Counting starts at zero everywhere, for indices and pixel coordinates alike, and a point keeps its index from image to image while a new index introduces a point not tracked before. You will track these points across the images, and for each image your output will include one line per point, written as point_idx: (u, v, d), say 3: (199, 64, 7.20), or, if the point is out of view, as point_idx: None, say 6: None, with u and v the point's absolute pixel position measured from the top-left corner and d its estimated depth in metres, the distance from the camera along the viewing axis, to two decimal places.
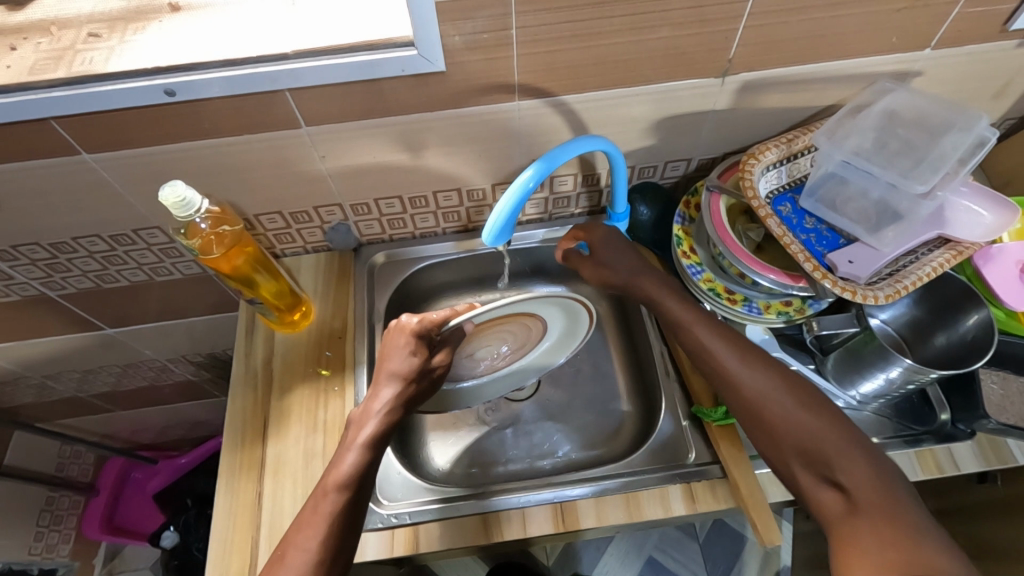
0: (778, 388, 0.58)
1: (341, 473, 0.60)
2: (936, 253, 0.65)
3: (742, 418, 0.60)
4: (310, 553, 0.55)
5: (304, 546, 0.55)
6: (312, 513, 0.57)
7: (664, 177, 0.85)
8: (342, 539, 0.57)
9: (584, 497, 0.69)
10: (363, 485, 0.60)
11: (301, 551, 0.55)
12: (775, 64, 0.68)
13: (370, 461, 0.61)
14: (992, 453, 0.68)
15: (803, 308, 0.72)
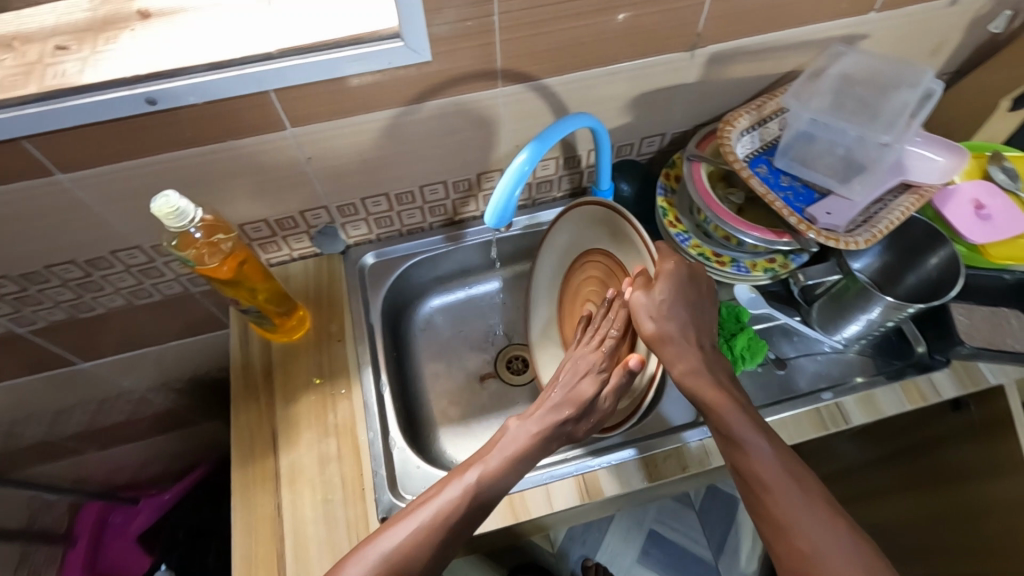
0: (787, 475, 0.56)
1: (469, 480, 0.59)
2: (902, 198, 0.71)
3: (746, 494, 0.59)
4: (408, 548, 0.55)
5: (435, 504, 0.58)
6: (418, 505, 0.58)
7: (640, 153, 0.88)
8: (465, 522, 0.58)
9: (604, 466, 0.71)
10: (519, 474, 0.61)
11: (419, 515, 0.57)
12: (739, 35, 0.72)
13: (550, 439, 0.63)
14: (966, 377, 0.74)
15: (786, 263, 0.76)
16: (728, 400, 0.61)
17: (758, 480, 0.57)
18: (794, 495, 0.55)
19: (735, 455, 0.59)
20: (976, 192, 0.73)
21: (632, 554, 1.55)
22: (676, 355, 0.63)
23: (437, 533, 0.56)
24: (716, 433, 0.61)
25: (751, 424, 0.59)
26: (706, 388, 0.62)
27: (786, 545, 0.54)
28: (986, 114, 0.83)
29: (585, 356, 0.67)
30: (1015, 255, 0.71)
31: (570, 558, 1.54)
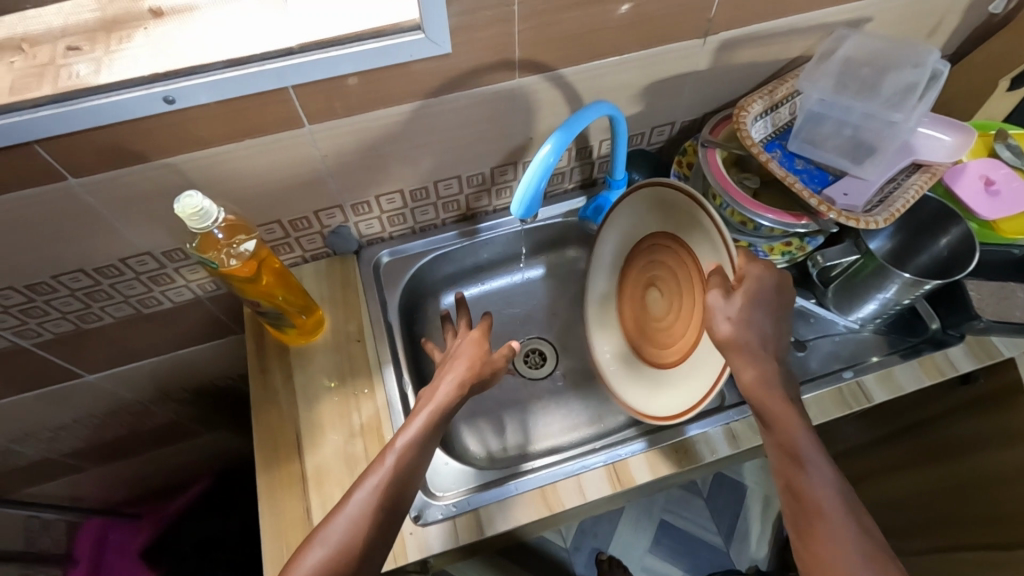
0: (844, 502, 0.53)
1: (405, 439, 0.61)
2: (914, 177, 0.72)
3: (787, 507, 0.56)
4: (353, 513, 0.56)
5: (358, 497, 0.57)
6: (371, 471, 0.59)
7: (650, 143, 0.89)
8: (382, 508, 0.57)
9: (633, 453, 0.71)
10: (417, 457, 0.61)
11: (353, 504, 0.56)
12: (749, 21, 0.73)
13: (441, 421, 0.64)
14: (981, 349, 0.76)
15: (803, 246, 0.77)
16: (796, 418, 0.57)
17: (808, 495, 0.54)
18: (847, 523, 0.52)
19: (792, 473, 0.56)
20: (983, 168, 0.74)
21: (644, 545, 1.55)
22: (747, 362, 0.59)
23: (357, 523, 0.55)
24: (777, 449, 0.57)
25: (816, 445, 0.56)
26: (774, 405, 0.58)
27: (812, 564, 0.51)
28: (985, 94, 0.85)
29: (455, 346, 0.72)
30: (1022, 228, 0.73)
31: (582, 552, 1.54)
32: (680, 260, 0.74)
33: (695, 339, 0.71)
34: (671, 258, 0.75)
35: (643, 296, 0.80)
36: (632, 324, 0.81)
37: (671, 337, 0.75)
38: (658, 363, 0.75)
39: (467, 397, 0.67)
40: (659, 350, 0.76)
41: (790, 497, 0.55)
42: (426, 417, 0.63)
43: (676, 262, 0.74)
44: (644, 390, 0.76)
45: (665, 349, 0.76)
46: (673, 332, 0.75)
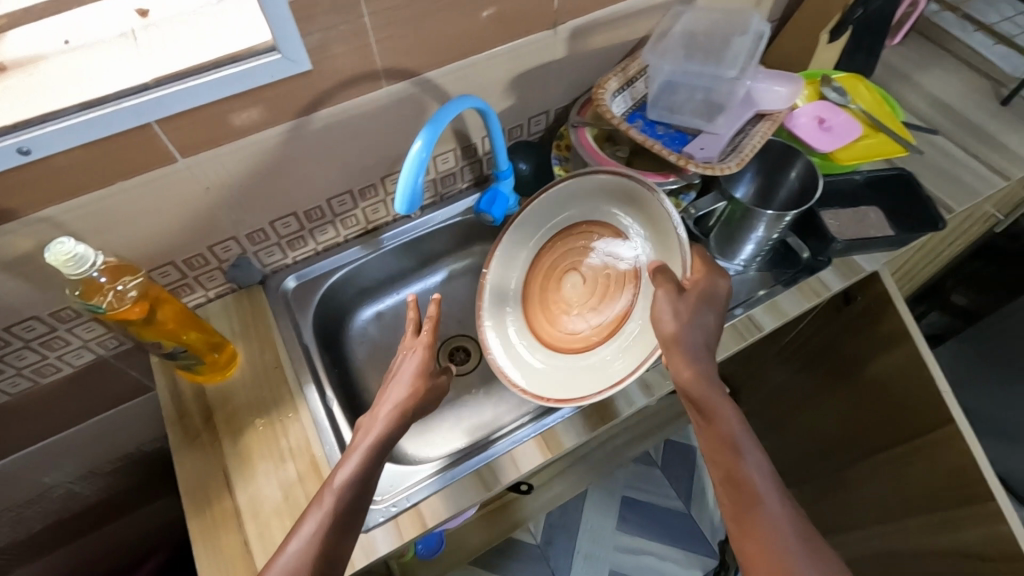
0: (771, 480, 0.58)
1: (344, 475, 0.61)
2: (758, 127, 0.80)
3: (724, 491, 0.59)
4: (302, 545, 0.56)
5: (295, 544, 0.56)
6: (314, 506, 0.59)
7: (531, 133, 0.94)
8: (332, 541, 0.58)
9: (560, 420, 0.74)
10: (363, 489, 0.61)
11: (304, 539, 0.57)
12: (591, 9, 0.80)
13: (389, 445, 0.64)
14: (847, 269, 0.85)
15: (678, 203, 0.83)
16: (730, 409, 0.63)
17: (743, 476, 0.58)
18: (779, 498, 0.57)
19: (732, 458, 0.60)
20: (816, 111, 0.84)
21: (612, 525, 1.59)
22: (684, 361, 0.64)
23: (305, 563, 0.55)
24: (712, 436, 0.62)
25: (747, 435, 0.61)
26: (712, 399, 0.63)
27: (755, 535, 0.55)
28: (812, 48, 0.97)
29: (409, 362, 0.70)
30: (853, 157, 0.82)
31: (554, 545, 1.56)
32: (619, 263, 0.74)
33: (607, 334, 0.74)
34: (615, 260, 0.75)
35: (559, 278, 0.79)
36: (540, 302, 0.81)
37: (587, 328, 0.76)
38: (562, 343, 0.76)
39: (412, 420, 0.67)
40: (566, 333, 0.77)
41: (727, 482, 0.59)
42: (374, 440, 0.63)
43: (614, 262, 0.75)
44: (551, 366, 0.77)
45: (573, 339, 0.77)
46: (585, 319, 0.76)
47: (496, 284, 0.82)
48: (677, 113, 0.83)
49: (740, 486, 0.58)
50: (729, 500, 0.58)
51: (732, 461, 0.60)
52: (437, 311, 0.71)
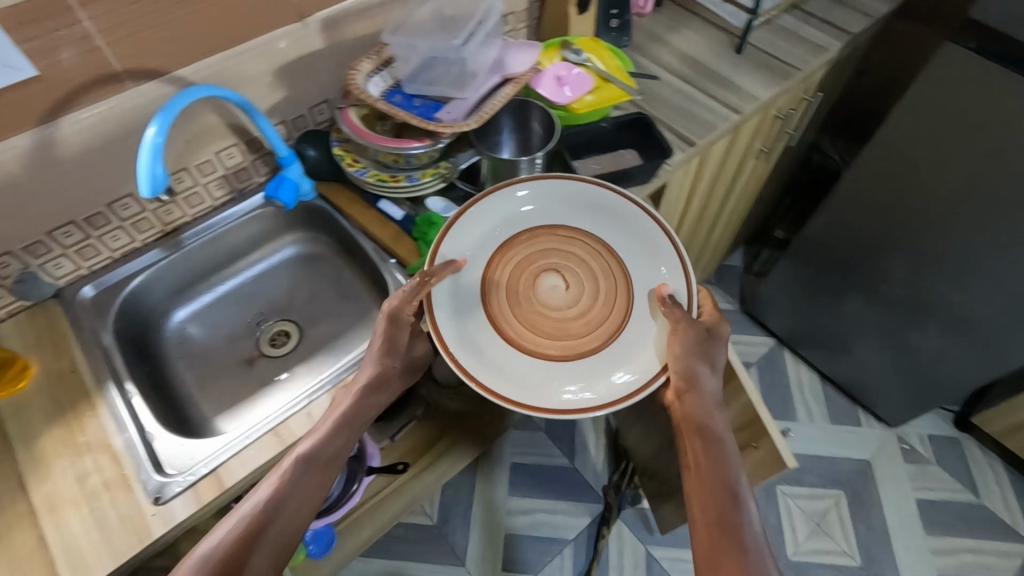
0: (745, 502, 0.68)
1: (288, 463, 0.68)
2: (502, 89, 0.91)
3: (695, 495, 0.69)
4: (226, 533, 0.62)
5: (221, 531, 0.62)
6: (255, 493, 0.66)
7: (317, 122, 1.00)
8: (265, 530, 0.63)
9: (351, 372, 0.81)
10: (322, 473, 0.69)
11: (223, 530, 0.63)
12: (334, 0, 0.88)
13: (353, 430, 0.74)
14: (606, 204, 0.99)
15: (446, 166, 0.93)
16: (720, 435, 0.73)
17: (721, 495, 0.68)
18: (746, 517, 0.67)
19: (716, 473, 0.70)
20: (556, 70, 0.96)
21: (504, 492, 1.67)
22: (686, 377, 0.75)
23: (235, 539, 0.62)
24: (697, 451, 0.72)
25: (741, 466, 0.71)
26: (717, 433, 0.73)
27: (711, 528, 0.65)
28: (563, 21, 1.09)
29: (402, 304, 0.78)
30: (590, 111, 0.95)
31: (450, 521, 1.62)
32: (610, 274, 0.84)
33: (587, 347, 0.80)
34: (602, 272, 0.84)
35: (537, 278, 0.83)
36: (506, 289, 0.83)
37: (567, 328, 0.81)
38: (540, 350, 0.80)
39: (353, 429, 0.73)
40: (543, 340, 0.81)
41: (701, 493, 0.69)
42: (333, 421, 0.72)
43: (603, 272, 0.84)
44: (522, 362, 0.80)
45: (547, 338, 0.81)
46: (573, 327, 0.81)
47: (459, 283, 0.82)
48: (432, 83, 0.92)
49: (713, 500, 0.68)
50: (698, 502, 0.68)
51: (711, 476, 0.70)
52: (444, 270, 0.79)
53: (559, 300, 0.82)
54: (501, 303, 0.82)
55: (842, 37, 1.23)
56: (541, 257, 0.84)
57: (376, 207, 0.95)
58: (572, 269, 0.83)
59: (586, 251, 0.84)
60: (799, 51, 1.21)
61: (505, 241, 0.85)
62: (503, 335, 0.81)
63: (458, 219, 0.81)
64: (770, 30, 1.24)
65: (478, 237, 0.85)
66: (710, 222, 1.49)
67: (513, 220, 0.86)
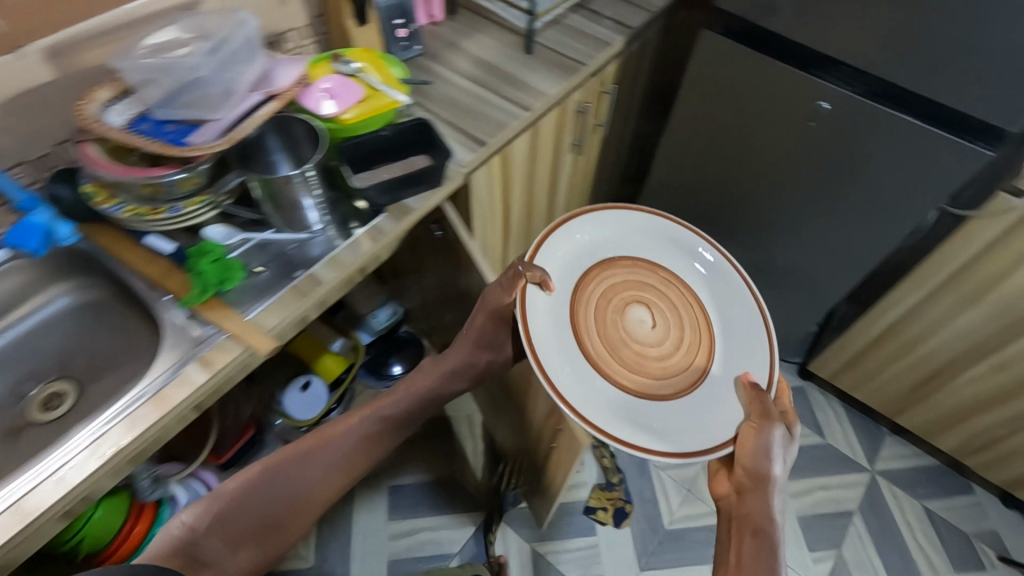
0: (776, 532, 0.79)
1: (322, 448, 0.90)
2: (260, 108, 0.89)
3: (732, 523, 0.83)
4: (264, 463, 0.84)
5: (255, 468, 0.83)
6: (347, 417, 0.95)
7: (70, 159, 0.92)
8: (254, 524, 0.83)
9: (112, 426, 0.76)
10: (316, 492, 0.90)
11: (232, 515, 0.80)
12: (55, 27, 0.83)
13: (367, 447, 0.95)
14: (399, 212, 0.98)
15: (209, 193, 0.88)
16: (768, 490, 0.84)
17: (756, 521, 0.80)
18: (776, 540, 0.78)
19: (749, 501, 0.83)
20: (324, 83, 0.94)
21: (383, 518, 1.62)
22: (752, 430, 0.87)
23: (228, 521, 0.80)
24: (742, 487, 0.85)
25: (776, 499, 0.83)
26: (765, 515, 0.81)
27: (742, 549, 0.78)
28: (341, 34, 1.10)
29: (497, 290, 0.97)
30: (365, 120, 0.93)
31: (327, 559, 1.55)
32: (696, 328, 1.02)
33: (668, 394, 0.96)
34: (684, 313, 1.03)
35: (627, 308, 1.02)
36: (597, 303, 1.01)
37: (648, 365, 0.98)
38: (620, 376, 0.96)
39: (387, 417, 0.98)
40: (623, 370, 0.97)
41: (741, 520, 0.82)
42: (438, 369, 1.02)
43: (689, 325, 1.02)
44: (601, 381, 0.95)
45: (624, 366, 0.98)
46: (665, 366, 0.98)
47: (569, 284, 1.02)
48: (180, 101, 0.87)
49: (749, 522, 0.81)
50: (740, 529, 0.81)
51: (751, 512, 0.82)
52: (542, 279, 0.97)
53: (657, 330, 1.00)
54: (587, 316, 1.00)
55: (624, 31, 1.31)
56: (624, 288, 1.02)
57: (145, 242, 0.89)
58: (674, 293, 1.04)
59: (678, 299, 1.04)
60: (586, 46, 1.27)
61: (604, 262, 1.05)
62: (595, 336, 0.99)
63: (561, 231, 1.04)
64: (559, 30, 1.30)
65: (605, 245, 1.07)
66: (544, 217, 1.53)
67: (593, 245, 1.06)
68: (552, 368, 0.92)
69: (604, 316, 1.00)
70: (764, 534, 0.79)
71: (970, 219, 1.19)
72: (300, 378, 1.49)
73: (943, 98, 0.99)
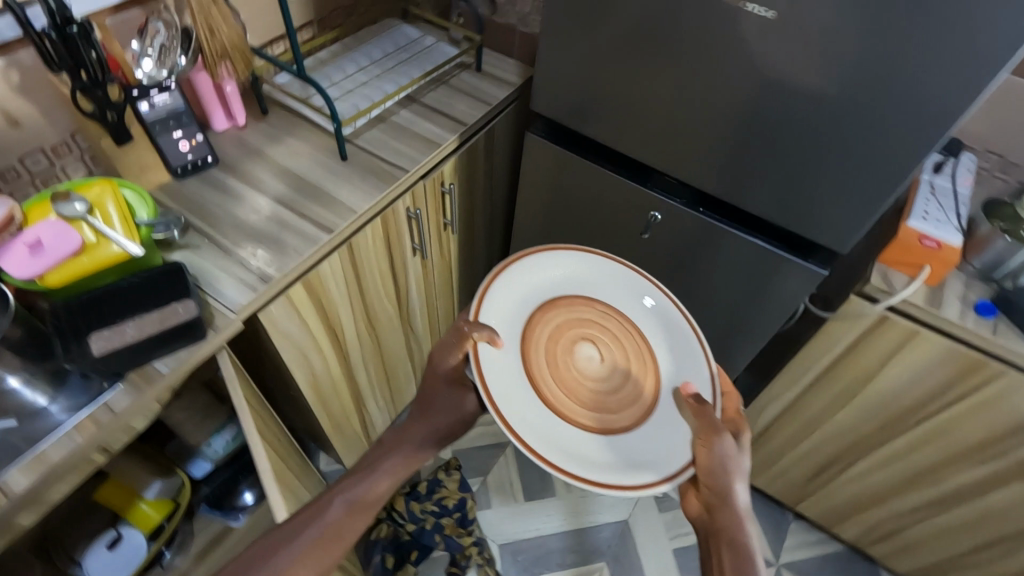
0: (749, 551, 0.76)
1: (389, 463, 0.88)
2: None
3: (710, 539, 0.79)
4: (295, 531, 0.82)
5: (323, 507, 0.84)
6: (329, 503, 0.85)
7: None
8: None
9: None
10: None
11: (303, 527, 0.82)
12: None
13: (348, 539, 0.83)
14: (140, 380, 0.80)
15: None
16: (733, 503, 0.77)
17: (732, 538, 0.77)
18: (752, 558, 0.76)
19: (720, 513, 0.78)
20: (26, 234, 0.76)
21: None
22: (707, 445, 0.74)
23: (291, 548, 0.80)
24: (710, 496, 0.79)
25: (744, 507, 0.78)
26: (737, 532, 0.77)
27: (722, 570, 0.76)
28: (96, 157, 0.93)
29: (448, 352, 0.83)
30: (77, 279, 0.76)
31: None
32: (646, 354, 0.85)
33: (628, 426, 0.79)
34: (631, 345, 0.85)
35: (573, 344, 0.83)
36: (542, 353, 0.82)
37: (602, 403, 0.80)
38: (576, 420, 0.78)
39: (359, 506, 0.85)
40: (579, 413, 0.79)
41: (716, 535, 0.78)
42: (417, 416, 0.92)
43: (639, 352, 0.84)
44: (562, 426, 0.77)
45: (582, 407, 0.80)
46: (620, 402, 0.81)
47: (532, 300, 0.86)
48: None
49: (725, 541, 0.77)
50: (715, 543, 0.78)
51: (722, 524, 0.78)
52: (487, 338, 0.78)
53: (611, 362, 0.83)
54: (535, 352, 0.81)
55: (456, 127, 1.20)
56: (564, 324, 0.84)
57: None
58: (616, 330, 0.85)
59: (622, 330, 0.85)
60: (410, 147, 1.15)
61: (543, 300, 0.86)
62: (549, 373, 0.80)
63: (501, 271, 0.85)
64: (383, 128, 1.18)
65: (537, 285, 0.87)
66: (397, 323, 1.38)
67: (526, 287, 0.86)
68: (510, 412, 0.74)
69: (555, 352, 0.82)
70: (740, 556, 0.75)
71: (827, 324, 1.12)
72: (107, 533, 1.24)
73: (768, 212, 0.91)
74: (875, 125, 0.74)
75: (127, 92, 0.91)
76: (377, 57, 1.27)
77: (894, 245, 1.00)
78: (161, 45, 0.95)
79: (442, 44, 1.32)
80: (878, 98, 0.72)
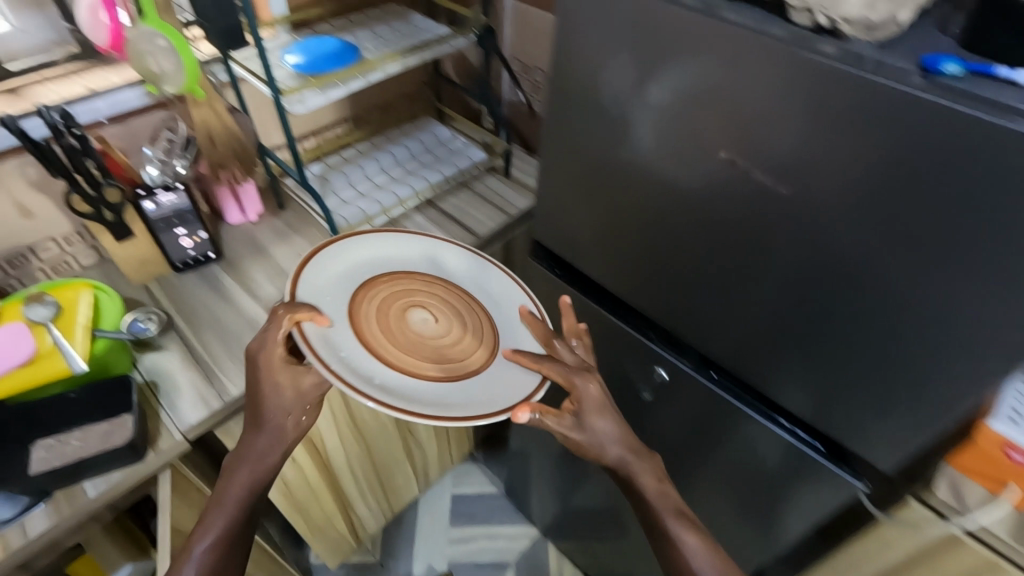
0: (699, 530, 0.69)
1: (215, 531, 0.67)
2: None
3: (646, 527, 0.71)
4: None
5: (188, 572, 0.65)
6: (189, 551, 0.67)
7: None
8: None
9: None
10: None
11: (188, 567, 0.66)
12: None
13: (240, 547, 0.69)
14: (64, 501, 0.75)
15: None
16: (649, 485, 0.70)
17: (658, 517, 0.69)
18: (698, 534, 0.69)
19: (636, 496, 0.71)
20: None
21: None
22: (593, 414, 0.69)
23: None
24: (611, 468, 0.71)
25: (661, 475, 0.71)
26: (658, 515, 0.69)
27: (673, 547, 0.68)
28: None
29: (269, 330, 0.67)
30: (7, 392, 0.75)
31: None
32: (479, 314, 0.77)
33: (470, 369, 0.71)
34: (467, 311, 0.77)
35: (401, 312, 0.74)
36: (371, 322, 0.71)
37: (444, 355, 0.71)
38: (419, 373, 0.68)
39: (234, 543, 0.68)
40: (422, 362, 0.69)
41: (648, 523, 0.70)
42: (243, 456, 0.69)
43: (470, 313, 0.77)
44: (408, 384, 0.67)
45: (424, 360, 0.70)
46: (460, 350, 0.73)
47: (338, 280, 0.75)
48: None
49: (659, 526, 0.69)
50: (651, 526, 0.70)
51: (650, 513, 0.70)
52: (313, 318, 0.67)
53: (453, 325, 0.74)
54: (365, 322, 0.71)
55: (467, 239, 1.13)
56: (387, 298, 0.74)
57: None
58: (444, 297, 0.77)
59: (450, 293, 0.78)
60: None
61: (361, 283, 0.76)
62: (381, 337, 0.70)
63: (308, 260, 0.74)
64: None
65: (339, 258, 0.77)
66: (393, 429, 1.31)
67: (337, 271, 0.76)
68: (348, 372, 0.63)
69: (381, 318, 0.72)
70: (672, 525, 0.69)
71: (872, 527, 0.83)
72: None
73: (782, 394, 0.74)
74: (894, 318, 0.58)
75: (135, 191, 0.94)
76: (401, 159, 1.25)
77: (968, 447, 0.69)
78: (155, 154, 0.94)
79: (471, 148, 1.28)
80: (920, 302, 0.55)
